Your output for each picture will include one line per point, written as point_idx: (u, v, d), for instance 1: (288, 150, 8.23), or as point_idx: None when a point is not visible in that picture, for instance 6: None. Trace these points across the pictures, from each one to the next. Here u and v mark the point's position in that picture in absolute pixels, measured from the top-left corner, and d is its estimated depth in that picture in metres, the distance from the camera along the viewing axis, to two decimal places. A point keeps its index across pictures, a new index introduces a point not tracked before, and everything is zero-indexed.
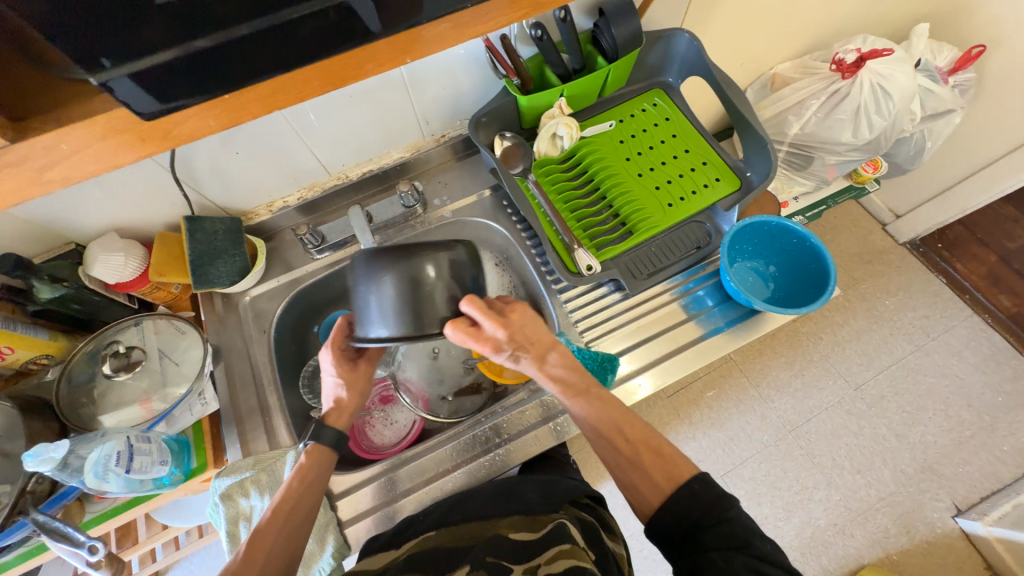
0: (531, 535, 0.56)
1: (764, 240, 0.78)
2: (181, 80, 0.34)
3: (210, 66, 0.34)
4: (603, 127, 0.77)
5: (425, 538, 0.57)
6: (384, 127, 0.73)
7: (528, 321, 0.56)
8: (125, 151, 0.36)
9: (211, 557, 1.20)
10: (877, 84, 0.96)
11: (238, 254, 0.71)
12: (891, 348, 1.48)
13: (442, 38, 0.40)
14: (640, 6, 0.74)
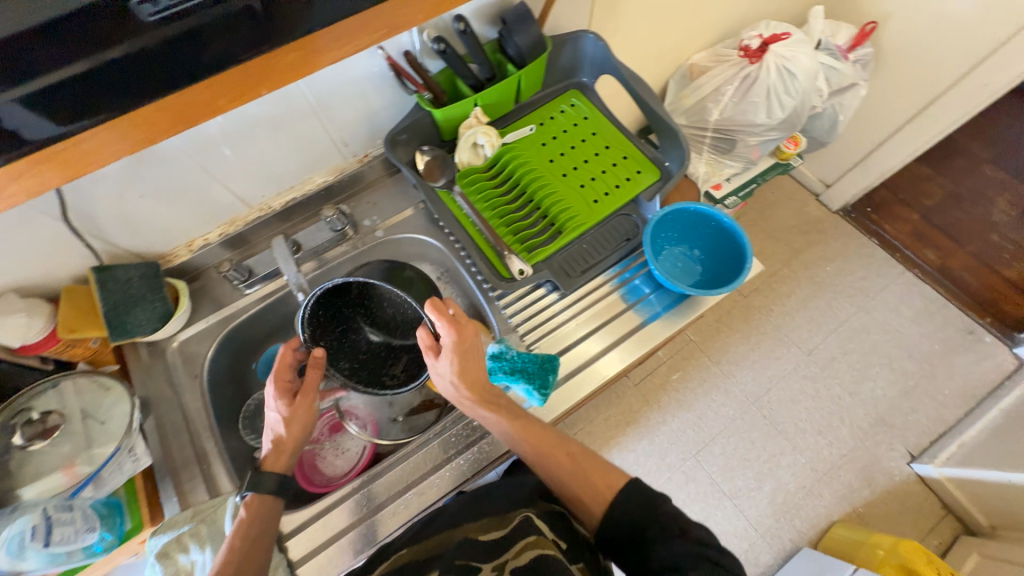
0: (501, 532, 0.55)
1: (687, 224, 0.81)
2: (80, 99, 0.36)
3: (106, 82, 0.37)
4: (523, 131, 0.78)
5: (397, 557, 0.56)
6: (300, 153, 0.72)
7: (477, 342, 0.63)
8: (2, 178, 0.36)
9: None
10: (782, 66, 1.02)
11: (157, 298, 0.68)
12: (836, 311, 1.56)
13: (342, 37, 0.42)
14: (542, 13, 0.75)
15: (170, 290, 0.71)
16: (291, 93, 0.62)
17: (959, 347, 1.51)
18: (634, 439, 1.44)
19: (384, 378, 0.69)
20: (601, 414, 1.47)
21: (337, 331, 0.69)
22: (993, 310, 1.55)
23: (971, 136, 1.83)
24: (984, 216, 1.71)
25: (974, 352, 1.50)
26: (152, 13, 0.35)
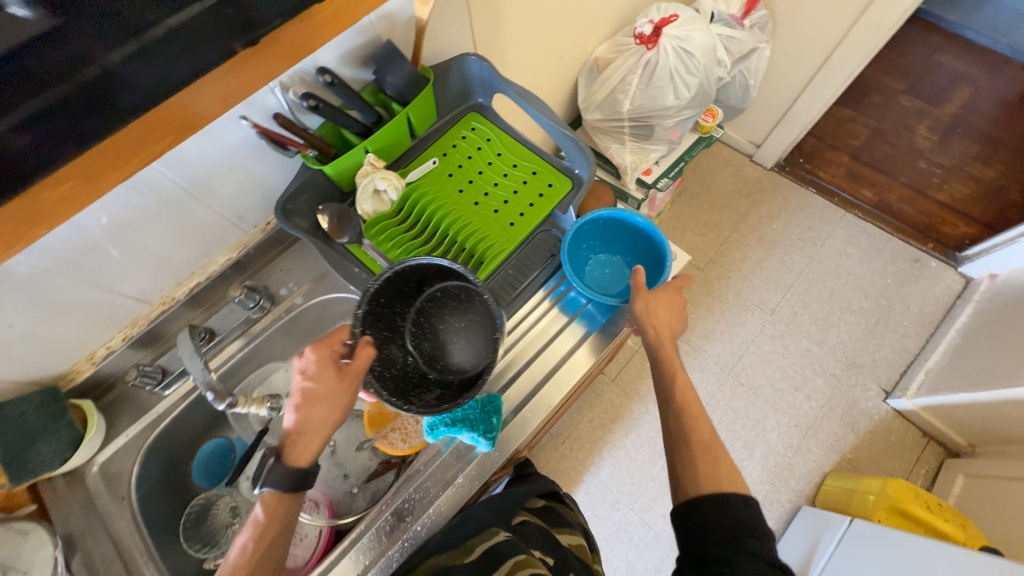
0: (486, 547, 0.58)
1: (605, 229, 0.82)
2: None
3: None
4: (426, 166, 0.75)
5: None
6: (191, 237, 0.67)
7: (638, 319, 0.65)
8: None
9: None
10: (678, 46, 1.03)
11: (62, 426, 0.62)
12: (790, 266, 1.59)
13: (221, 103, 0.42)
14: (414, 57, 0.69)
15: (76, 413, 0.66)
16: (157, 181, 0.57)
17: (910, 277, 1.55)
18: (621, 435, 1.43)
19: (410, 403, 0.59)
20: (585, 417, 1.45)
21: (386, 328, 0.62)
22: (935, 235, 1.60)
23: (882, 71, 1.89)
24: (909, 145, 1.76)
25: (924, 279, 1.54)
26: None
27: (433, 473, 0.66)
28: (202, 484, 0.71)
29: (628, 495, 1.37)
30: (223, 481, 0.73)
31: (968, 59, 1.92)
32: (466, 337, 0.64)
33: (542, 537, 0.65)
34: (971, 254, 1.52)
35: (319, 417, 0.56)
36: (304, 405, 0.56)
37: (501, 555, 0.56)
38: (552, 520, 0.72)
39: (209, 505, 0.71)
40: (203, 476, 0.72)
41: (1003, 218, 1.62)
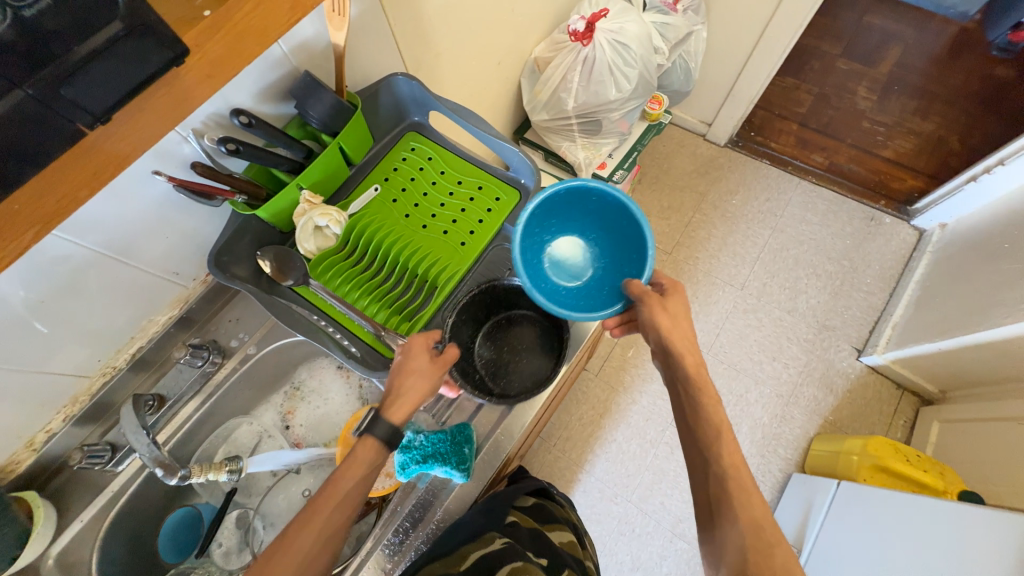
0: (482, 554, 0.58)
1: (562, 208, 0.76)
2: None
3: None
4: (367, 194, 0.73)
5: None
6: (122, 302, 0.63)
7: (676, 332, 0.63)
8: None
9: None
10: (613, 40, 1.02)
11: (6, 522, 0.58)
12: (754, 239, 1.62)
13: None
14: (338, 87, 0.66)
15: (21, 506, 0.61)
16: (70, 251, 0.53)
17: (868, 235, 1.60)
18: (611, 429, 1.43)
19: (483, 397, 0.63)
20: (573, 416, 1.45)
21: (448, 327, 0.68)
22: (886, 192, 1.65)
23: (818, 38, 1.93)
24: (852, 107, 1.81)
25: (881, 236, 1.59)
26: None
27: (413, 513, 0.63)
28: (171, 560, 0.67)
29: (625, 487, 1.37)
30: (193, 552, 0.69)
31: (896, 18, 1.99)
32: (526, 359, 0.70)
33: (534, 538, 0.65)
34: (920, 206, 1.57)
35: (412, 386, 0.57)
36: (400, 372, 0.57)
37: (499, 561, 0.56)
38: (543, 517, 0.71)
39: None
40: (170, 552, 0.68)
41: (946, 168, 1.68)
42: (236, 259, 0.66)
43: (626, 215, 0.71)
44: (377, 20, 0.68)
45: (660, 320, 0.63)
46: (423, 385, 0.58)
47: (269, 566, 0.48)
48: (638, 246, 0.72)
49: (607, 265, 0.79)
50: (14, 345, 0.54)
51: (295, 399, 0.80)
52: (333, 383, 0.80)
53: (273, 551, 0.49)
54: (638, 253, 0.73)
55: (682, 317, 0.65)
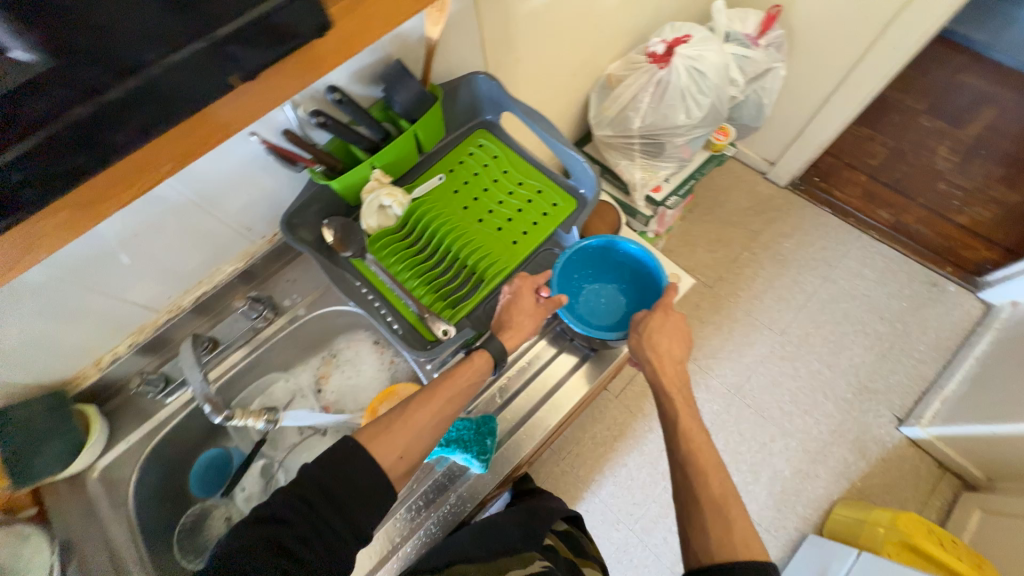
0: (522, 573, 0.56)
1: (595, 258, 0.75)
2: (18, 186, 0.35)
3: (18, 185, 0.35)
4: (433, 182, 0.76)
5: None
6: (198, 247, 0.68)
7: (662, 335, 0.66)
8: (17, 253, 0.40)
9: None
10: (691, 66, 1.01)
11: (71, 429, 0.64)
12: (803, 286, 1.56)
13: (245, 106, 0.43)
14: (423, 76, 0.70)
15: (81, 417, 0.67)
16: (167, 193, 0.58)
17: (927, 301, 1.51)
18: (623, 453, 1.41)
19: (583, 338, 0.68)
20: (588, 433, 1.43)
21: None
22: (953, 259, 1.56)
23: (902, 91, 1.86)
24: (929, 166, 1.72)
25: (941, 304, 1.50)
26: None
27: (428, 495, 0.65)
28: (198, 495, 0.72)
29: (630, 514, 1.34)
30: (219, 491, 0.73)
31: (991, 80, 1.88)
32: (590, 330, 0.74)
33: (568, 567, 0.64)
34: (991, 279, 1.47)
35: (521, 323, 0.65)
36: (513, 308, 0.66)
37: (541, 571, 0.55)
38: (576, 548, 0.71)
39: (201, 519, 0.70)
40: (199, 485, 0.72)
41: None
42: (303, 223, 0.69)
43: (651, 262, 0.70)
44: (471, 20, 0.71)
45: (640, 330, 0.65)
46: (529, 324, 0.65)
47: (389, 434, 0.56)
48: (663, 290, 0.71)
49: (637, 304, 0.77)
50: (101, 272, 0.60)
51: (331, 365, 0.83)
52: (368, 356, 0.83)
53: (392, 422, 0.57)
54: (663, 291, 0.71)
55: (674, 327, 0.67)
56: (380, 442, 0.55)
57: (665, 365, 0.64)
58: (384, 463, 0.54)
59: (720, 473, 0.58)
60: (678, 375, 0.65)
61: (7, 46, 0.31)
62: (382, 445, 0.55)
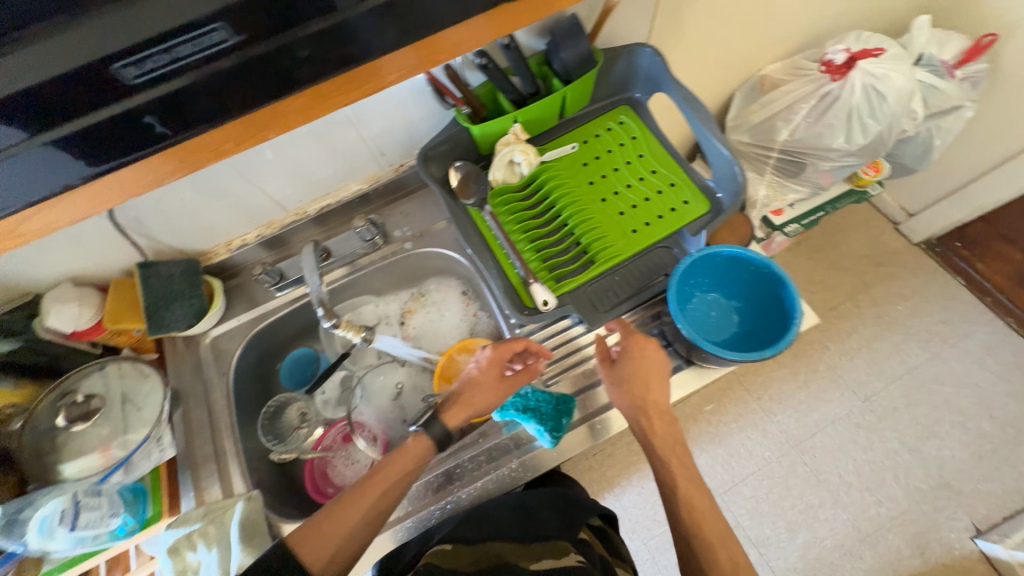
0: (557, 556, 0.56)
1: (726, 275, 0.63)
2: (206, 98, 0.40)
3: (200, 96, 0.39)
4: (564, 149, 0.74)
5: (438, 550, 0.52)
6: (336, 160, 0.71)
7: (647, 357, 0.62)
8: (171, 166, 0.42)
9: None
10: (870, 84, 0.89)
11: (194, 296, 0.71)
12: (905, 356, 1.39)
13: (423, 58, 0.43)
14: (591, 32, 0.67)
15: (207, 288, 0.74)
16: None
17: None
18: None
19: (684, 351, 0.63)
20: (624, 437, 1.39)
21: (617, 287, 0.68)
22: None
23: None
24: None
25: None
26: (134, 76, 0.36)
27: (454, 470, 0.66)
28: (288, 386, 0.78)
29: (646, 528, 1.32)
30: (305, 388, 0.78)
31: None
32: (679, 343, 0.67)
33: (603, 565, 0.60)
34: None
35: (477, 399, 0.61)
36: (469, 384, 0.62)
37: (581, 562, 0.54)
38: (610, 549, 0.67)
39: (280, 410, 0.74)
40: (287, 377, 0.78)
41: None
42: (437, 159, 0.70)
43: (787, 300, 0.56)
44: None
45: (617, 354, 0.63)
46: (485, 401, 0.61)
47: (319, 534, 0.51)
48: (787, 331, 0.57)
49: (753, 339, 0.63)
50: (255, 162, 0.64)
51: (417, 303, 0.85)
52: (454, 304, 0.84)
53: (322, 518, 0.52)
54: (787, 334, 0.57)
55: (656, 365, 0.62)
56: (309, 544, 0.50)
57: (649, 410, 0.61)
58: (316, 564, 0.49)
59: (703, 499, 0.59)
60: (668, 422, 0.62)
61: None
62: (312, 548, 0.50)
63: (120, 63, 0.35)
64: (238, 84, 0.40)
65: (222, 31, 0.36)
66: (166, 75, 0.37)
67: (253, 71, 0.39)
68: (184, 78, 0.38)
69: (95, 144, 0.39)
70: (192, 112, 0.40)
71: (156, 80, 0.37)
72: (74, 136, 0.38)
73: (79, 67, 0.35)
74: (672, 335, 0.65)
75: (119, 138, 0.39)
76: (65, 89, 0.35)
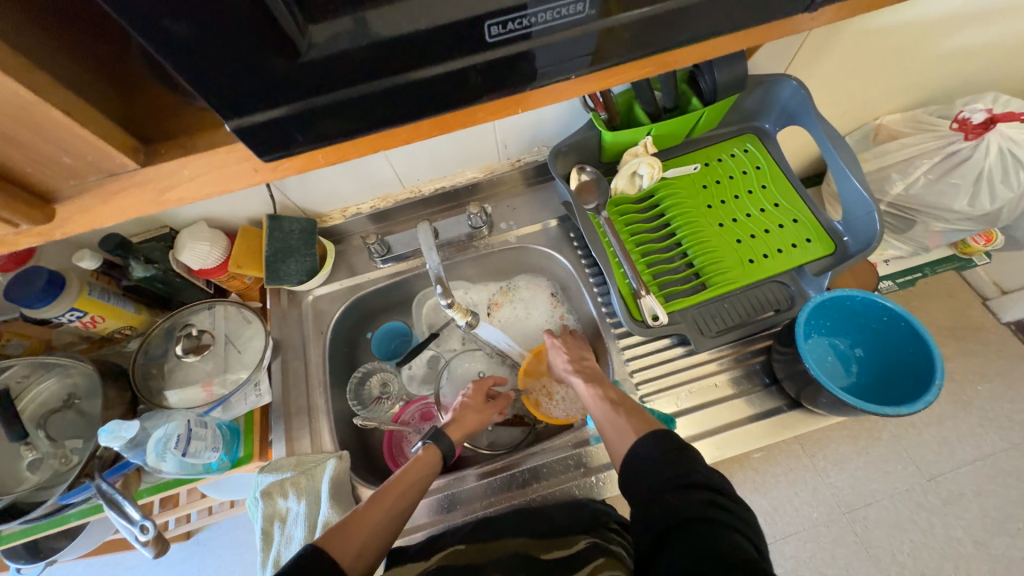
0: (565, 556, 0.53)
1: (850, 321, 0.62)
2: (359, 115, 0.33)
3: (346, 112, 0.33)
4: (686, 169, 0.74)
5: (455, 552, 0.54)
6: (463, 146, 0.73)
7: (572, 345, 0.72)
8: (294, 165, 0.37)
9: (235, 542, 1.15)
10: (1007, 148, 0.87)
11: (309, 254, 0.73)
12: (980, 441, 1.14)
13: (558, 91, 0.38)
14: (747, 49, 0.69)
15: (320, 249, 0.77)
16: None
17: None
18: None
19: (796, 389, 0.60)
20: None
21: (726, 314, 0.66)
22: None
23: None
24: None
25: None
26: (494, 35, 0.31)
27: (454, 495, 0.65)
28: (377, 356, 0.80)
29: None
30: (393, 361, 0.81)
31: None
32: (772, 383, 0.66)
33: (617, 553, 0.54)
34: None
35: (470, 419, 0.68)
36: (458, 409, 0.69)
37: (577, 565, 0.50)
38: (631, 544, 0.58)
39: (366, 378, 0.77)
40: (380, 347, 0.80)
41: None
42: (564, 157, 0.71)
43: (922, 351, 0.54)
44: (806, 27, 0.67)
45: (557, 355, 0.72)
46: (475, 420, 0.68)
47: (345, 530, 0.50)
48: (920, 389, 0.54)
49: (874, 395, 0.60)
50: None
51: (505, 296, 0.85)
52: (542, 304, 0.84)
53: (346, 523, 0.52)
54: (919, 391, 0.55)
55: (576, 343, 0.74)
56: (338, 540, 0.49)
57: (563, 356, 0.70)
58: (343, 564, 0.47)
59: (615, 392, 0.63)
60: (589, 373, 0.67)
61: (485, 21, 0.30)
62: (341, 540, 0.49)
63: (347, 63, 0.30)
64: (395, 102, 0.33)
65: (586, 2, 0.30)
66: (405, 67, 0.31)
67: (493, 73, 0.33)
68: (412, 74, 0.31)
69: (275, 136, 0.33)
70: (332, 130, 0.34)
71: (382, 75, 0.31)
72: (263, 125, 0.32)
73: (319, 56, 0.29)
74: (783, 373, 0.61)
75: (302, 129, 0.33)
76: (286, 80, 0.29)
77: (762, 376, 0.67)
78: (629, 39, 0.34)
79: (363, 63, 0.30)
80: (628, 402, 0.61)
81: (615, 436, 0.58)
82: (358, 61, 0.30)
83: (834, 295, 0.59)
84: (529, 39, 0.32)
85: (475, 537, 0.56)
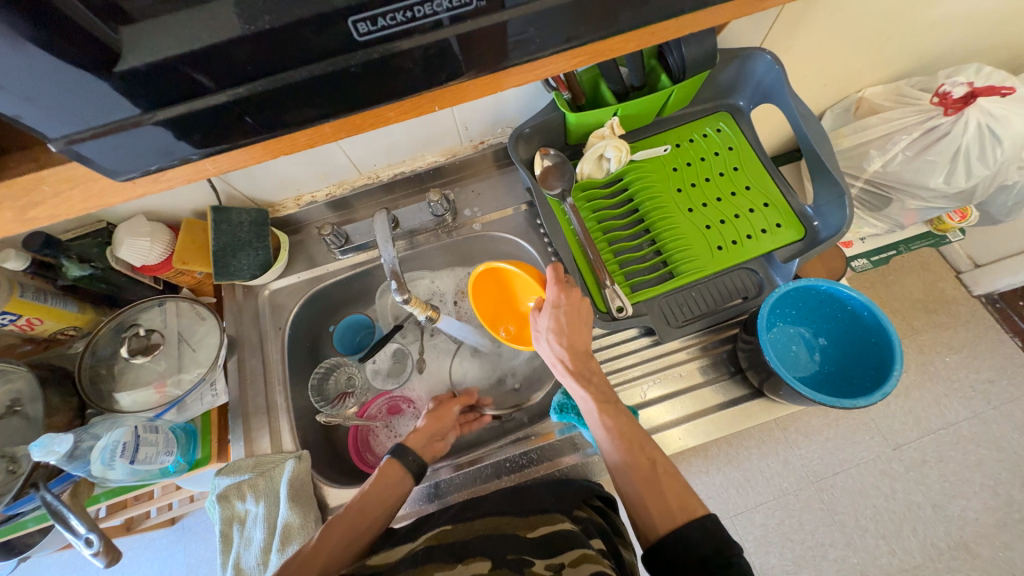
0: (549, 531, 0.52)
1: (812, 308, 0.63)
2: (275, 113, 0.32)
3: (247, 113, 0.31)
4: (655, 151, 0.71)
5: (443, 532, 0.52)
6: (420, 130, 0.69)
7: (581, 314, 0.59)
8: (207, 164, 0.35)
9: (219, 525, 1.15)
10: (985, 124, 0.85)
11: (261, 247, 0.70)
12: (943, 411, 1.15)
13: (535, 68, 0.36)
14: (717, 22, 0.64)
15: (273, 240, 0.73)
16: None
17: None
18: None
19: (759, 379, 0.60)
20: None
21: (693, 303, 0.65)
22: None
23: None
24: None
25: None
26: (364, 33, 0.28)
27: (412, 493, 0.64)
28: (340, 350, 0.79)
29: None
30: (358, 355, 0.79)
31: None
32: (733, 374, 0.66)
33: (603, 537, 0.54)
34: None
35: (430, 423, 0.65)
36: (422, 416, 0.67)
37: (562, 545, 0.49)
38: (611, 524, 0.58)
39: (330, 373, 0.76)
40: (342, 338, 0.78)
41: None
42: (526, 140, 0.67)
43: (881, 335, 0.55)
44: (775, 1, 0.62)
45: (559, 311, 0.58)
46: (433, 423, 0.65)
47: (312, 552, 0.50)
48: (882, 377, 0.55)
49: (836, 383, 0.62)
50: None
51: None
52: None
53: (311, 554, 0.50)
54: (882, 377, 0.55)
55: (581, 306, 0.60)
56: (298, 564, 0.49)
57: (567, 365, 0.57)
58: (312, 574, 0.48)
59: (627, 424, 0.53)
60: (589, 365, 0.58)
61: (357, 17, 0.28)
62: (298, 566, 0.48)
63: (226, 55, 0.28)
64: (297, 101, 0.31)
65: None
66: (276, 67, 0.29)
67: (396, 70, 0.31)
68: (301, 71, 0.29)
69: (186, 135, 0.31)
70: (228, 128, 0.32)
71: (263, 73, 0.29)
72: (170, 123, 0.30)
73: (197, 47, 0.27)
74: (747, 362, 0.61)
75: (215, 128, 0.31)
76: (181, 74, 0.28)
77: (729, 364, 0.66)
78: (548, 24, 0.31)
79: (253, 55, 0.28)
80: (643, 443, 0.52)
81: (641, 496, 0.48)
82: (252, 54, 0.28)
83: (800, 283, 0.58)
84: (409, 37, 0.29)
85: (459, 518, 0.55)
